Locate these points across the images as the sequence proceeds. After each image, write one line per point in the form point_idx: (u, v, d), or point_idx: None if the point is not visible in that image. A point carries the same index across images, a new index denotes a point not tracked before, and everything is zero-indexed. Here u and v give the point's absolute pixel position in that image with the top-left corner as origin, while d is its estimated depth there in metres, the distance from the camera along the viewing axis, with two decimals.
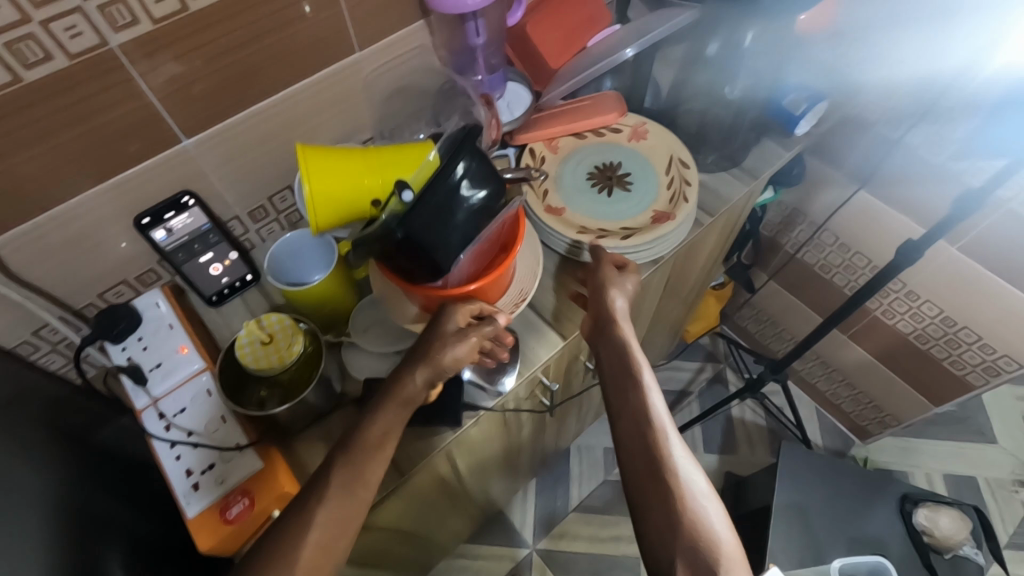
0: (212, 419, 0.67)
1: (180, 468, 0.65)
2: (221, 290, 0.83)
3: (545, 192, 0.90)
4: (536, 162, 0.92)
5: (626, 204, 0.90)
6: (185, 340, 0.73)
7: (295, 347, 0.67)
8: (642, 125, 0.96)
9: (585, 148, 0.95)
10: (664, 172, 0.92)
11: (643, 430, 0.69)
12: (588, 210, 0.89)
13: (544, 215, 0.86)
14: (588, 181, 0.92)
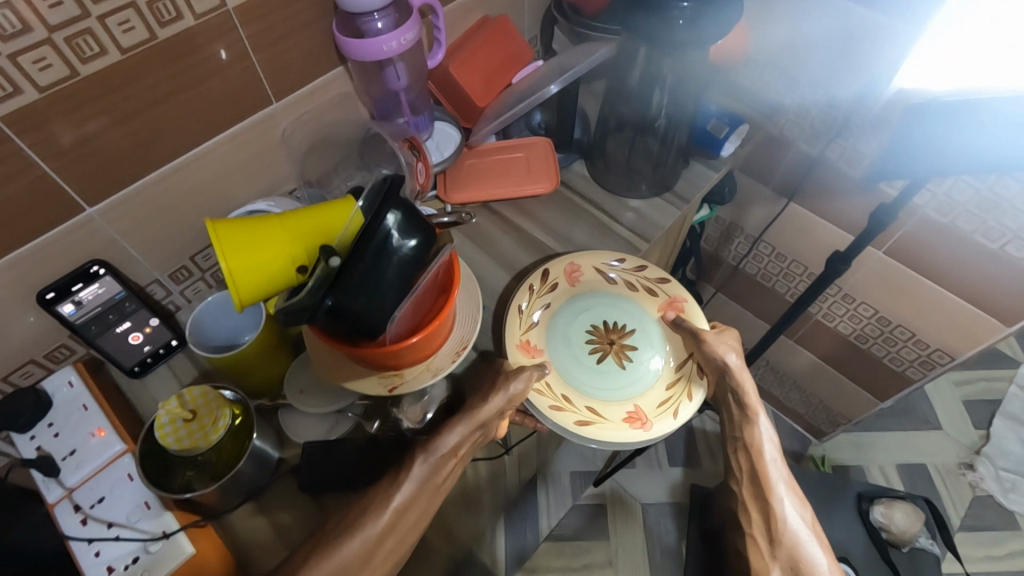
0: (134, 507, 0.62)
1: (100, 565, 0.60)
2: (143, 359, 0.78)
3: (532, 326, 0.87)
4: (547, 288, 0.89)
5: (610, 380, 0.86)
6: (103, 422, 0.68)
7: (221, 422, 0.64)
8: (681, 301, 0.91)
9: (598, 296, 0.91)
10: (674, 370, 0.88)
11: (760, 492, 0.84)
12: (565, 365, 0.87)
13: (518, 351, 0.83)
14: (587, 335, 0.89)
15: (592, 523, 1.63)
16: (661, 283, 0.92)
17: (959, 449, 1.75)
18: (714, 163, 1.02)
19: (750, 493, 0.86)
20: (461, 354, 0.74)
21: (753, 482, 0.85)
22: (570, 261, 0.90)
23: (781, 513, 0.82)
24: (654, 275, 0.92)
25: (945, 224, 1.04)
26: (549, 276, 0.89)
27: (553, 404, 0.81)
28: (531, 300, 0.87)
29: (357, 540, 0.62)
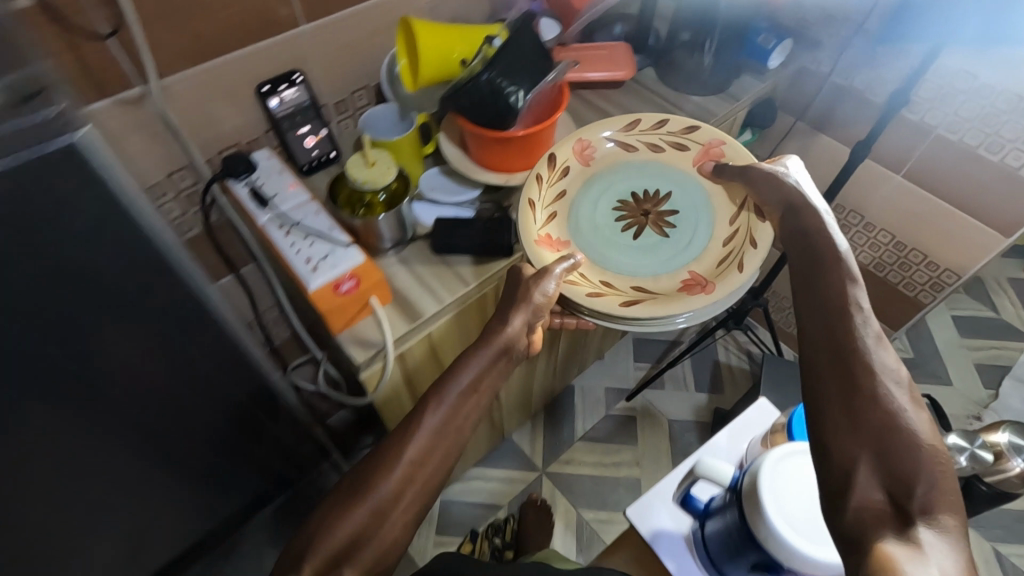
0: (322, 227, 0.85)
1: (299, 258, 0.82)
2: (311, 161, 1.01)
3: (554, 215, 0.93)
4: (557, 176, 0.95)
5: (658, 249, 0.91)
6: (294, 179, 0.91)
7: (393, 171, 0.85)
8: (717, 145, 0.93)
9: (620, 177, 0.98)
10: (726, 224, 0.91)
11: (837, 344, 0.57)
12: (601, 249, 0.92)
13: (540, 244, 0.87)
14: (615, 214, 0.95)
15: (621, 429, 1.81)
16: (687, 134, 0.95)
17: (968, 403, 1.88)
18: (761, 75, 1.23)
19: (832, 362, 0.57)
20: (555, 166, 0.99)
21: (828, 328, 0.59)
22: (578, 137, 0.97)
23: (876, 374, 0.54)
24: (678, 127, 0.96)
25: (958, 144, 1.23)
26: (555, 162, 0.95)
27: (592, 291, 0.85)
28: (545, 193, 0.93)
29: (391, 473, 0.70)
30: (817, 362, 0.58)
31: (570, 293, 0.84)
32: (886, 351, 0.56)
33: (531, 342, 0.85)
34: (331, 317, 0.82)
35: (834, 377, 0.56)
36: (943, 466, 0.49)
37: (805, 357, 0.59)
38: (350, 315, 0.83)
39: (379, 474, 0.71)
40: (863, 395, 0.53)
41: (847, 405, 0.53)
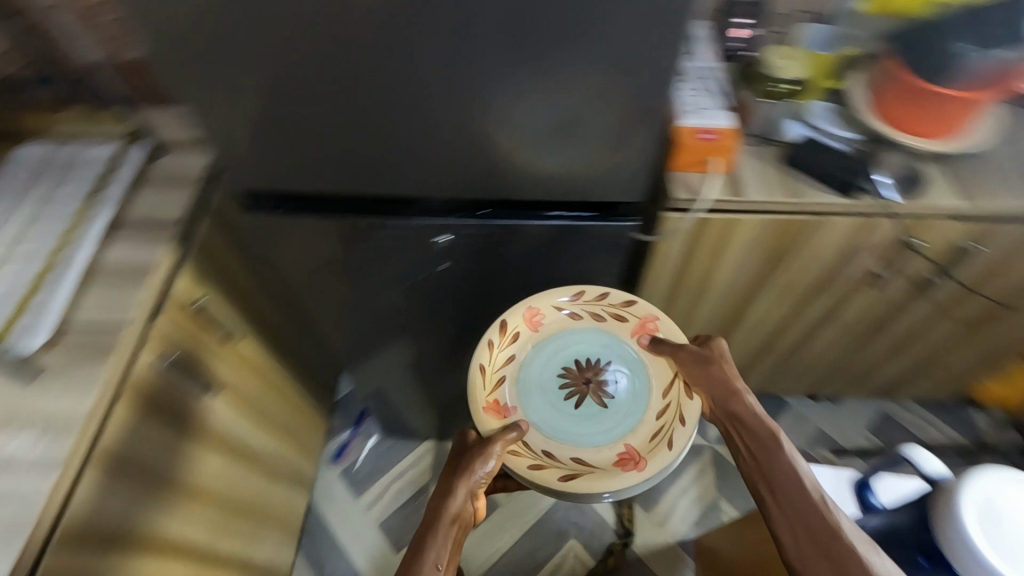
0: (713, 87, 0.98)
1: (684, 96, 0.96)
2: (728, 50, 1.10)
3: (498, 381, 0.95)
4: (507, 341, 0.98)
5: (601, 423, 0.93)
6: (711, 49, 1.05)
7: (800, 75, 1.02)
8: (652, 320, 0.97)
9: (569, 340, 0.99)
10: (659, 397, 0.94)
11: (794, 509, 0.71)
12: (544, 411, 0.94)
13: (487, 412, 0.91)
14: (559, 377, 0.97)
15: None
16: (626, 307, 0.99)
17: None
18: None
19: (818, 557, 0.67)
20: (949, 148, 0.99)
21: (799, 513, 0.71)
22: (527, 305, 0.99)
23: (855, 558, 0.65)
24: (619, 301, 0.98)
25: None
26: (507, 327, 0.98)
27: (530, 462, 0.88)
28: (491, 360, 0.96)
29: None
30: (801, 549, 0.69)
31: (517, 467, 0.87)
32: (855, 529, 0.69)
33: (474, 512, 0.79)
34: (680, 152, 0.94)
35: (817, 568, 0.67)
36: None
37: (790, 542, 0.70)
38: (694, 159, 0.95)
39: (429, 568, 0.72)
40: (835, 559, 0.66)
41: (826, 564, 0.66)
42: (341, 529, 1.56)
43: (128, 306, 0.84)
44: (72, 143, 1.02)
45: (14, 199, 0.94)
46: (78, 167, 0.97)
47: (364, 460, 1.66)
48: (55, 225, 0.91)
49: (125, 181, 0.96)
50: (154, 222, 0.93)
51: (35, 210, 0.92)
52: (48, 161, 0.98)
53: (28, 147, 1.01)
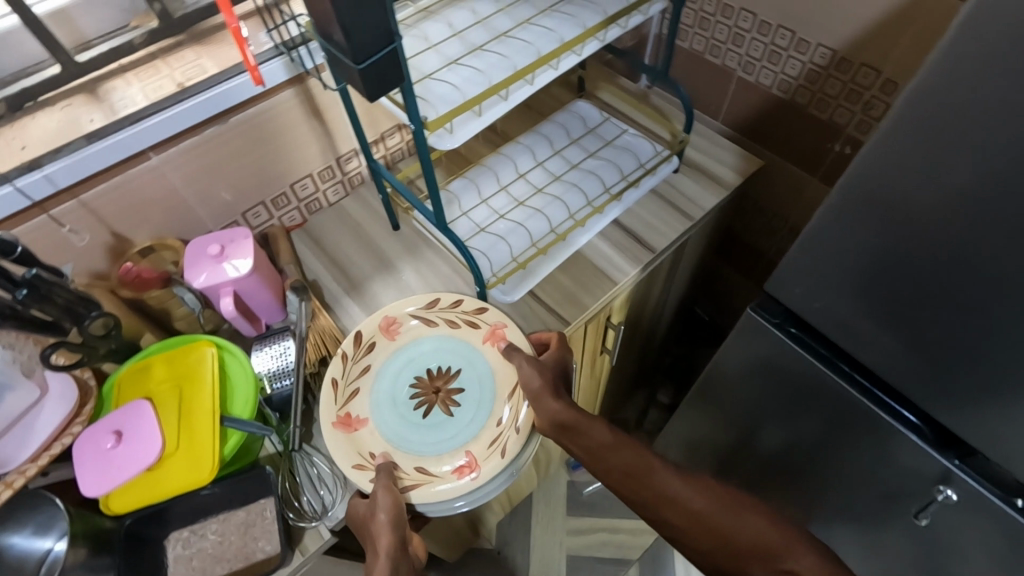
0: None
1: None
2: None
3: (353, 395, 0.72)
4: (363, 351, 0.75)
5: (437, 433, 0.70)
6: None
7: None
8: (502, 327, 0.75)
9: (423, 345, 0.76)
10: (503, 400, 0.72)
11: (638, 477, 0.65)
12: (388, 428, 0.70)
13: (335, 427, 0.69)
14: (410, 390, 0.73)
15: None
16: (478, 312, 0.77)
17: None
18: None
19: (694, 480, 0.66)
20: None
21: (648, 483, 0.65)
22: (385, 312, 0.77)
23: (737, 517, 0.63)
24: (473, 307, 0.77)
25: None
26: (362, 338, 0.75)
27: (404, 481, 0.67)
28: (345, 371, 0.73)
29: None
30: (661, 500, 0.65)
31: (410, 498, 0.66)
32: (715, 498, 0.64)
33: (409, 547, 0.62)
34: None
35: (697, 536, 0.63)
36: None
37: (631, 482, 0.66)
38: None
39: None
40: (763, 548, 0.60)
41: (756, 564, 0.61)
42: (539, 531, 1.60)
43: (576, 309, 0.84)
44: (620, 122, 1.01)
45: (551, 147, 0.98)
46: (616, 152, 0.96)
47: (595, 490, 1.65)
48: (577, 198, 0.90)
49: (645, 189, 0.92)
50: (634, 239, 0.90)
51: (564, 169, 0.94)
52: (591, 128, 1.00)
53: (584, 105, 1.03)
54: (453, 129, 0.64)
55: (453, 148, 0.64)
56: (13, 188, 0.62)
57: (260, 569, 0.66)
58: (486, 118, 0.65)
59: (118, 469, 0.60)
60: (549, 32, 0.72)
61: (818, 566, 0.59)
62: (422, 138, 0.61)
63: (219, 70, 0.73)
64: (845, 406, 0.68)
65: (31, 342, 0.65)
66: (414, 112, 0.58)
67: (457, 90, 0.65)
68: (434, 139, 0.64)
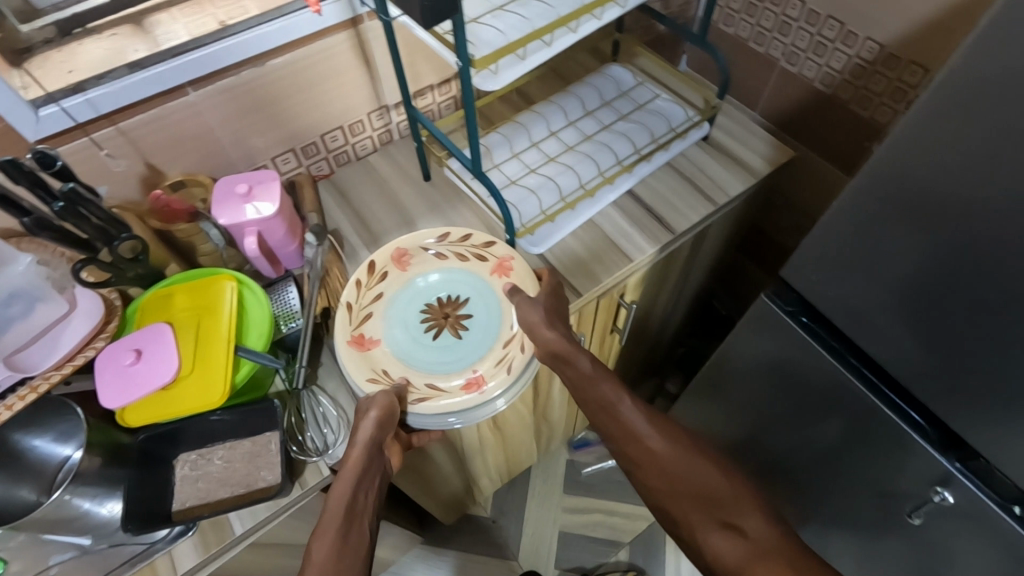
0: None
1: None
2: None
3: (365, 317, 0.76)
4: (376, 280, 0.78)
5: (446, 353, 0.74)
6: None
7: None
8: (509, 259, 0.79)
9: (433, 275, 0.79)
10: (507, 325, 0.75)
11: (636, 437, 0.70)
12: (401, 349, 0.74)
13: (347, 346, 0.73)
14: (421, 316, 0.77)
15: None
16: (487, 245, 0.80)
17: None
18: None
19: (680, 436, 0.71)
20: None
21: (646, 440, 0.70)
22: (397, 245, 0.80)
23: (693, 479, 0.67)
24: (482, 240, 0.80)
25: None
26: (375, 267, 0.79)
27: (413, 396, 0.71)
28: (357, 298, 0.77)
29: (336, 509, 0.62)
30: (652, 459, 0.69)
31: (409, 407, 0.70)
32: (692, 460, 0.68)
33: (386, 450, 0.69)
34: None
35: (681, 491, 0.66)
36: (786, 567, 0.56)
37: (628, 439, 0.71)
38: None
39: (330, 521, 0.60)
40: (712, 496, 0.65)
41: (697, 512, 0.64)
42: (535, 505, 1.62)
43: (588, 280, 0.84)
44: (653, 86, 1.01)
45: (583, 107, 0.98)
46: (648, 114, 0.96)
47: (594, 472, 1.66)
48: (608, 157, 0.91)
49: (659, 164, 0.93)
50: (654, 217, 0.89)
51: (596, 129, 0.95)
52: (624, 91, 1.00)
53: (618, 69, 1.03)
54: (496, 71, 0.65)
55: (494, 90, 0.65)
56: (59, 109, 0.65)
57: (260, 494, 0.69)
58: (527, 62, 0.66)
59: (141, 381, 0.63)
60: None
61: (763, 525, 0.61)
62: (467, 78, 0.61)
63: (262, 12, 0.74)
64: (851, 400, 0.68)
65: (63, 261, 0.69)
66: (462, 48, 0.58)
67: (502, 35, 0.66)
68: (478, 80, 0.65)
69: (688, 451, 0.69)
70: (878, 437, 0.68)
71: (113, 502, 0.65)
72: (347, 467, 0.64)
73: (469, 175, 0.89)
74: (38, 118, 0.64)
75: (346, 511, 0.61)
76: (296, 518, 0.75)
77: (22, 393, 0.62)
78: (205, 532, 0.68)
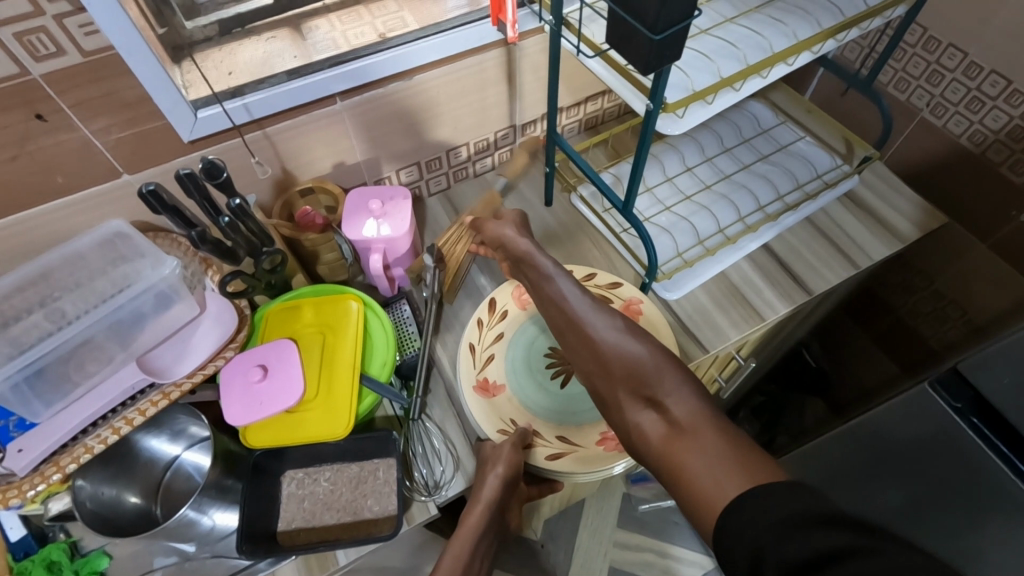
0: None
1: None
2: None
3: (489, 358, 0.72)
4: (497, 320, 0.75)
5: (577, 404, 0.71)
6: None
7: None
8: (637, 302, 0.76)
9: None
10: None
11: (563, 308, 0.63)
12: (528, 395, 0.71)
13: (473, 390, 0.69)
14: (546, 359, 0.73)
15: None
16: (612, 287, 0.78)
17: None
18: None
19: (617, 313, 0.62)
20: None
21: (570, 310, 0.63)
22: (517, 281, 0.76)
23: (614, 344, 0.58)
24: (606, 281, 0.78)
25: None
26: (496, 305, 0.75)
27: (545, 451, 0.67)
28: (479, 336, 0.73)
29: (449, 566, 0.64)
30: (571, 327, 0.62)
31: (536, 462, 0.66)
32: (609, 326, 0.60)
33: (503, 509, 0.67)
34: None
35: (611, 370, 0.57)
36: (701, 462, 0.46)
37: (557, 317, 0.64)
38: None
39: None
40: (635, 372, 0.56)
41: (623, 386, 0.56)
42: (586, 535, 1.58)
43: (715, 336, 0.79)
44: (794, 127, 0.94)
45: (720, 144, 0.92)
46: (790, 158, 0.90)
47: (649, 509, 1.60)
48: (747, 201, 0.85)
49: (802, 215, 0.86)
50: (787, 274, 0.83)
51: (734, 169, 0.89)
52: (764, 130, 0.94)
53: (756, 106, 0.97)
54: (683, 114, 0.60)
55: (676, 135, 0.60)
56: (219, 110, 0.63)
57: (369, 527, 0.66)
58: (717, 107, 0.61)
59: (272, 400, 0.62)
60: (777, 24, 0.67)
61: (706, 438, 0.48)
62: (653, 120, 0.57)
63: (420, 27, 0.72)
64: (995, 489, 0.57)
65: (197, 261, 0.68)
66: (659, 91, 0.54)
67: (684, 74, 0.62)
68: (659, 122, 0.60)
69: (614, 323, 0.61)
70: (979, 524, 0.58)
71: (215, 511, 0.63)
72: (465, 526, 0.65)
73: (602, 205, 0.85)
74: (196, 119, 0.63)
75: (462, 569, 0.64)
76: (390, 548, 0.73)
77: (154, 398, 0.61)
78: (307, 558, 0.67)
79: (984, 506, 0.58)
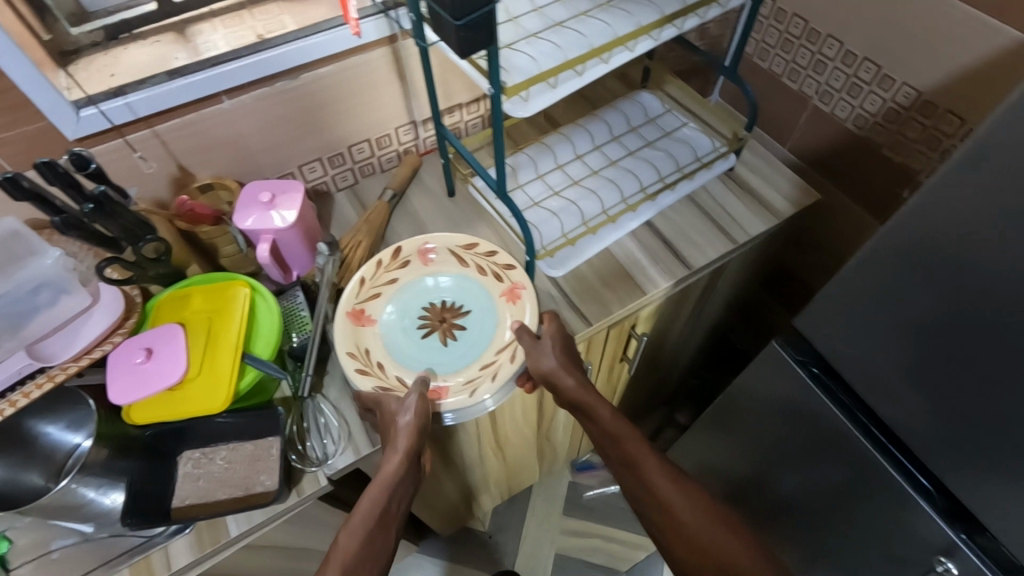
0: None
1: None
2: None
3: (374, 295, 0.78)
4: (396, 266, 0.80)
5: (427, 355, 0.75)
6: None
7: None
8: (520, 288, 0.78)
9: (452, 275, 0.80)
10: (495, 352, 0.74)
11: (623, 469, 0.74)
12: (388, 334, 0.76)
13: (343, 315, 0.76)
14: (422, 310, 0.78)
15: None
16: (506, 267, 0.79)
17: None
18: None
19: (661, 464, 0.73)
20: None
21: (632, 468, 0.73)
22: (427, 239, 0.82)
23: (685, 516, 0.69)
24: (503, 261, 0.80)
25: None
26: (400, 253, 0.81)
27: (373, 378, 0.72)
28: (373, 275, 0.79)
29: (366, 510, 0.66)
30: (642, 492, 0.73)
31: (363, 385, 0.71)
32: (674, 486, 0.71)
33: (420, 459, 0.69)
34: None
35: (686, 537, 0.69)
36: None
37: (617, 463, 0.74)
38: None
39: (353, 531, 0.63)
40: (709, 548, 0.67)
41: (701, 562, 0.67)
42: (534, 524, 1.61)
43: (599, 310, 0.83)
44: (681, 114, 1.00)
45: (610, 132, 0.98)
46: (675, 143, 0.96)
47: (595, 496, 1.65)
48: (631, 183, 0.91)
49: (681, 194, 0.92)
50: (670, 250, 0.89)
51: (621, 155, 0.95)
52: (652, 119, 1.00)
53: (647, 97, 1.03)
54: (528, 97, 0.65)
55: (525, 116, 0.65)
56: (96, 111, 0.67)
57: (258, 499, 0.70)
58: (560, 90, 0.66)
59: (151, 380, 0.66)
60: (626, 14, 0.72)
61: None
62: (497, 103, 0.62)
63: (299, 27, 0.76)
64: (885, 480, 0.62)
65: (91, 254, 0.71)
66: (495, 74, 0.59)
67: (533, 61, 0.67)
68: (509, 106, 0.65)
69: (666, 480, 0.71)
70: (907, 512, 0.61)
71: (116, 493, 0.65)
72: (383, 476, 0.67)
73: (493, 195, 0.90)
74: (77, 118, 0.67)
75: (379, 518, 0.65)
76: (291, 523, 0.76)
77: (39, 381, 0.64)
78: (201, 532, 0.69)
79: (887, 499, 0.63)
